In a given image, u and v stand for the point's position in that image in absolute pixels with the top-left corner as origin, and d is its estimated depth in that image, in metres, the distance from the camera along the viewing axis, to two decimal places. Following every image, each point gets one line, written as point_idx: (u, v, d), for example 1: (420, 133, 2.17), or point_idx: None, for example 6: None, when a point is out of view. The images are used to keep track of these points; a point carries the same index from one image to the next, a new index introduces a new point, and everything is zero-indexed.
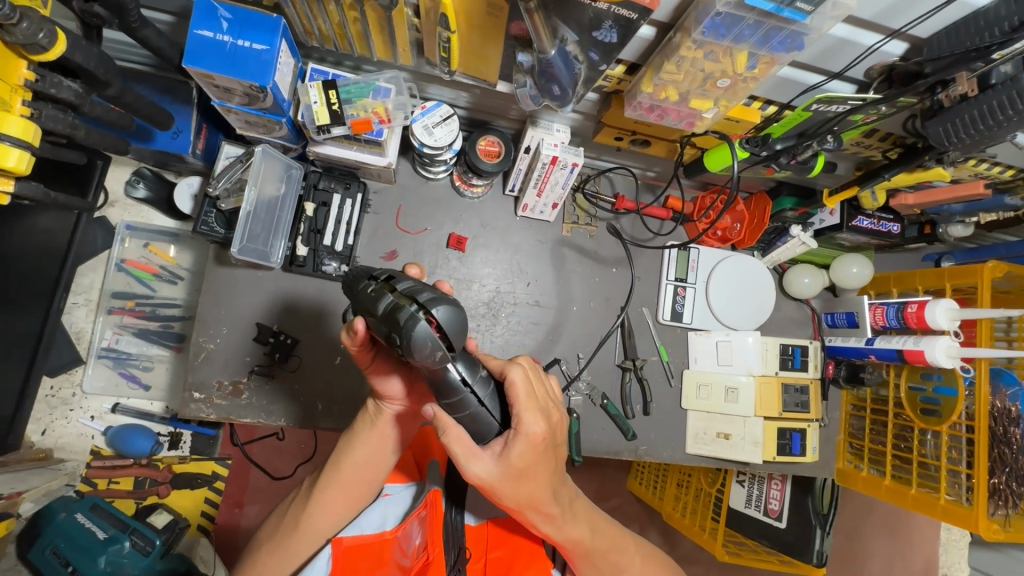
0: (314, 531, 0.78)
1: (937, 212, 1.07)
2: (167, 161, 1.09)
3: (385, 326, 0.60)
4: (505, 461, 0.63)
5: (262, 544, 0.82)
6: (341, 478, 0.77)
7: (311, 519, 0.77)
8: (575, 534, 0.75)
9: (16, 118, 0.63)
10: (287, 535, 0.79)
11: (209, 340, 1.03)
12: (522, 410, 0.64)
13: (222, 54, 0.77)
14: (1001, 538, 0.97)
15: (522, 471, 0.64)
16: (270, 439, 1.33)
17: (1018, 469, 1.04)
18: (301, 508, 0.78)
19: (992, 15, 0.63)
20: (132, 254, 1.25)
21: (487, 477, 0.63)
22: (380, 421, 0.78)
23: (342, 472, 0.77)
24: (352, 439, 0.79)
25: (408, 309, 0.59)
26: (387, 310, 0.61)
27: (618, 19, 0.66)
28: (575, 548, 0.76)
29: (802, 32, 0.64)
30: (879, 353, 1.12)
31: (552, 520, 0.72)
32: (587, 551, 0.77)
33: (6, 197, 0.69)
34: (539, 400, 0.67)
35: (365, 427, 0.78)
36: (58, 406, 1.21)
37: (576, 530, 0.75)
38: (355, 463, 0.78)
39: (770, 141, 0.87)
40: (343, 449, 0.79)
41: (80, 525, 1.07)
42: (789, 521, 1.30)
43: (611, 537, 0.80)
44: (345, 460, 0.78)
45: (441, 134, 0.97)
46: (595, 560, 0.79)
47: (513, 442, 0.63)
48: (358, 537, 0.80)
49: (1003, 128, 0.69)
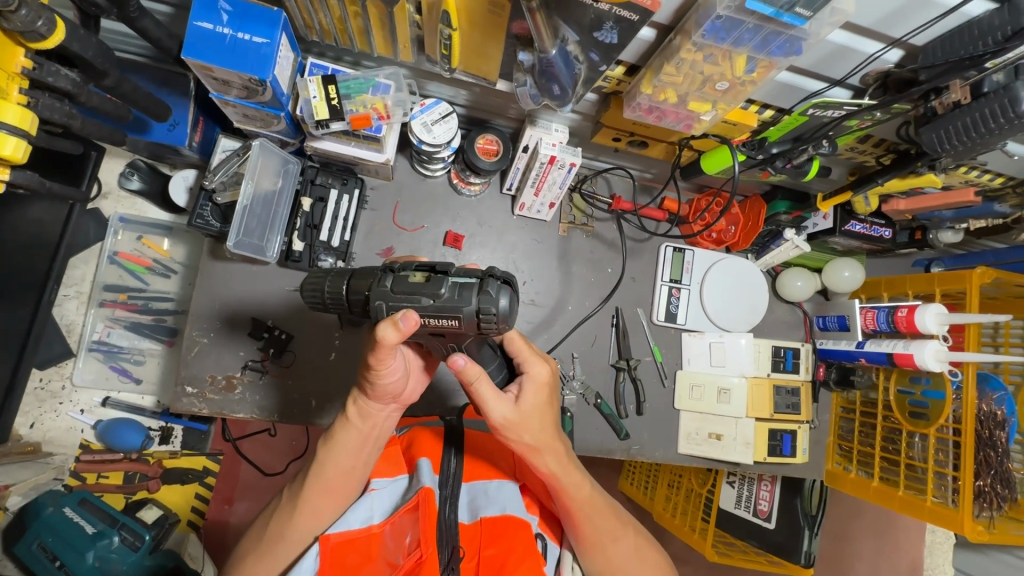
0: (294, 534, 0.75)
1: (928, 218, 1.08)
2: (163, 153, 1.08)
3: (470, 303, 0.60)
4: (519, 402, 0.69)
5: (247, 550, 0.79)
6: (323, 481, 0.74)
7: (289, 521, 0.75)
8: (576, 499, 0.73)
9: (13, 106, 0.62)
10: (269, 537, 0.76)
11: (202, 334, 1.02)
12: (527, 359, 0.71)
13: (221, 46, 0.76)
14: (986, 539, 0.98)
15: (536, 413, 0.70)
16: (263, 435, 1.35)
17: (1002, 472, 1.06)
18: (280, 510, 0.76)
19: (985, 25, 0.63)
20: (125, 246, 1.23)
21: (498, 417, 0.68)
22: (365, 424, 0.75)
23: (325, 475, 0.74)
24: (332, 442, 0.74)
25: (490, 282, 0.61)
26: (462, 289, 0.61)
27: (619, 20, 0.67)
28: (574, 496, 0.73)
29: (801, 37, 0.64)
30: (869, 356, 1.14)
31: (555, 475, 0.72)
32: (582, 509, 0.74)
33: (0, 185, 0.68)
34: (537, 351, 0.75)
35: (342, 425, 0.75)
36: (47, 399, 1.19)
37: (580, 493, 0.73)
38: (332, 463, 0.74)
39: (767, 144, 0.88)
40: (321, 449, 0.75)
41: (68, 519, 1.06)
42: (778, 522, 1.31)
43: (612, 511, 0.77)
44: (323, 458, 0.75)
45: (440, 132, 0.97)
46: (589, 531, 0.74)
47: (525, 386, 0.70)
48: (346, 532, 0.74)
49: (994, 135, 0.70)
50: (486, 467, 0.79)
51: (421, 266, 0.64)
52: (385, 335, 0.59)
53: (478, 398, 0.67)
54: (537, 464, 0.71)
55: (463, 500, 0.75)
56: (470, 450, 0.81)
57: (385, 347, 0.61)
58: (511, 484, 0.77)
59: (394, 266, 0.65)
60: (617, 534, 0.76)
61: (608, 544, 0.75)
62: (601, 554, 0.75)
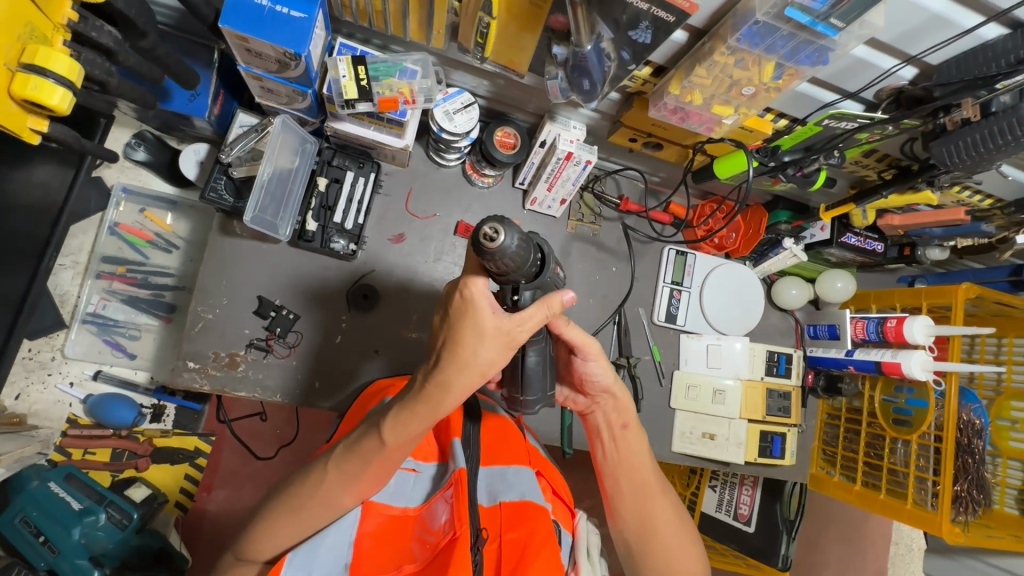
0: (330, 505, 0.71)
1: (919, 234, 1.13)
2: (175, 124, 1.07)
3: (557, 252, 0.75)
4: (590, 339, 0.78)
5: (275, 506, 0.73)
6: (389, 457, 0.70)
7: (331, 493, 0.71)
8: (633, 449, 0.83)
9: (62, 57, 0.66)
10: (302, 509, 0.71)
11: (207, 310, 1.01)
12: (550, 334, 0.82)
13: (258, 17, 0.76)
14: (962, 541, 1.02)
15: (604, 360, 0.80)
16: (252, 419, 1.30)
17: (977, 477, 1.12)
18: (322, 478, 0.71)
19: (998, 47, 0.68)
20: (127, 218, 1.21)
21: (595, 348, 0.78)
22: (440, 411, 0.68)
23: (388, 450, 0.69)
24: (406, 414, 0.68)
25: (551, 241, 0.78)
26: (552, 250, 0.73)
27: (656, 20, 0.69)
28: (631, 449, 0.83)
29: (830, 47, 0.68)
30: (857, 364, 1.18)
31: (628, 412, 0.83)
32: (630, 463, 0.82)
33: (36, 136, 0.72)
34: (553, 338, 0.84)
35: (424, 410, 0.67)
36: (35, 369, 1.16)
37: (641, 442, 0.84)
38: (400, 445, 0.69)
39: (779, 152, 0.93)
40: (390, 429, 0.69)
41: (53, 495, 1.05)
42: (758, 526, 1.35)
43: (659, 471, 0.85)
44: (391, 437, 0.69)
45: (460, 122, 0.98)
46: (643, 477, 0.81)
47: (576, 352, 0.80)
48: (388, 506, 0.75)
49: (1000, 152, 0.75)
50: (504, 452, 0.80)
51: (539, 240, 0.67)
52: (559, 309, 0.66)
53: (574, 336, 0.75)
54: (618, 397, 0.82)
55: (481, 484, 0.76)
56: (489, 437, 0.82)
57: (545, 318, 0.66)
58: (528, 471, 0.78)
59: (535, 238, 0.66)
60: (665, 491, 0.82)
61: (658, 495, 0.81)
62: (648, 502, 0.81)
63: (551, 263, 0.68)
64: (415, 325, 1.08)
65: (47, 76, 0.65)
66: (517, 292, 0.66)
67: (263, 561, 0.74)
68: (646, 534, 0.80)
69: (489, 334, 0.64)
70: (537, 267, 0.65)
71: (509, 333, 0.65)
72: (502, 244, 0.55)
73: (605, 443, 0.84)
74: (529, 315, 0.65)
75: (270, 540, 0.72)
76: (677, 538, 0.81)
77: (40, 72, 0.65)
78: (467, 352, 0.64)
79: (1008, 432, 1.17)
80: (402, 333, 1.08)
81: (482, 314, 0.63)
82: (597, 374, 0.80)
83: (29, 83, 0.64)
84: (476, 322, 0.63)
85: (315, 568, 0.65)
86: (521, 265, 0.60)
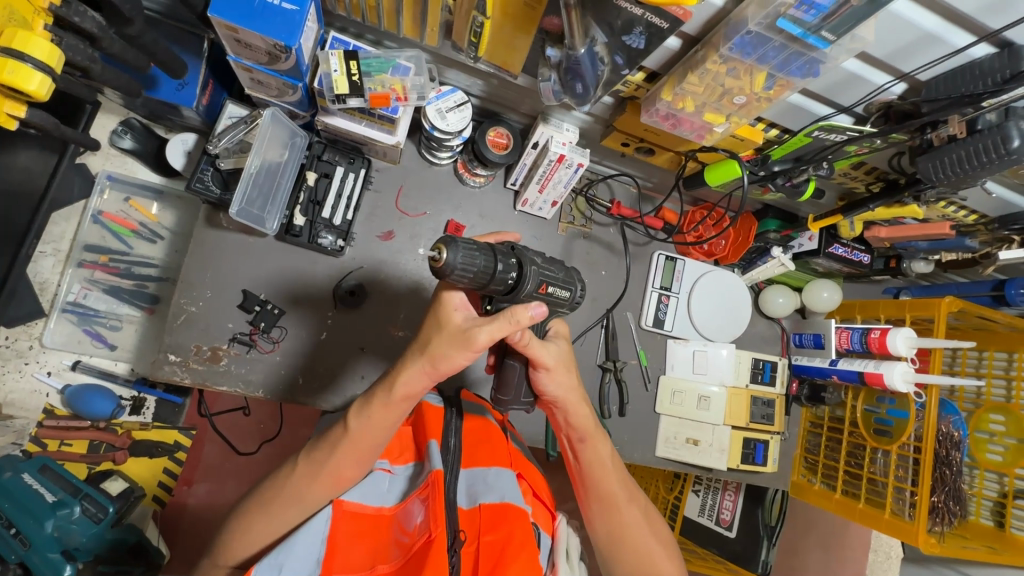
0: (304, 501, 0.72)
1: (905, 247, 1.14)
2: (162, 113, 1.05)
3: (557, 272, 0.74)
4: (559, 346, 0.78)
5: (249, 504, 0.73)
6: (353, 443, 0.71)
7: (302, 487, 0.71)
8: (596, 456, 0.82)
9: (41, 42, 0.65)
10: (275, 503, 0.71)
11: (190, 302, 0.99)
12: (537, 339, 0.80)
13: (248, 8, 0.75)
14: (937, 552, 1.03)
15: (563, 366, 0.78)
16: (235, 413, 1.30)
17: (954, 489, 1.13)
18: (293, 472, 0.72)
19: (986, 66, 0.68)
20: (111, 207, 1.19)
21: (549, 362, 0.75)
22: (395, 398, 0.69)
23: (352, 436, 0.71)
24: (368, 401, 0.71)
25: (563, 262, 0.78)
26: (547, 268, 0.73)
27: (649, 26, 0.69)
28: (593, 459, 0.82)
29: (820, 60, 0.68)
30: (841, 373, 1.19)
31: (583, 425, 0.81)
32: (589, 470, 0.82)
33: (14, 120, 0.71)
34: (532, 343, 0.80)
35: (381, 396, 0.70)
36: (12, 358, 1.14)
37: (604, 450, 0.83)
38: (365, 431, 0.71)
39: (769, 162, 0.93)
40: (354, 416, 0.71)
41: (26, 486, 1.03)
42: (739, 531, 1.38)
43: (626, 476, 0.84)
44: (355, 425, 0.71)
45: (453, 120, 0.97)
46: (609, 485, 0.81)
47: (539, 374, 0.77)
48: (362, 506, 0.74)
49: (985, 169, 0.76)
50: (483, 455, 0.80)
51: (517, 257, 0.70)
52: (525, 322, 0.63)
53: (532, 349, 0.73)
54: (569, 411, 0.81)
55: (461, 487, 0.76)
56: (470, 439, 0.82)
57: (512, 329, 0.63)
58: (509, 472, 0.77)
59: (510, 254, 0.69)
60: (631, 497, 0.82)
61: (623, 503, 0.81)
62: (614, 510, 0.81)
63: (533, 281, 0.69)
64: (402, 323, 1.08)
65: (24, 60, 0.65)
66: (494, 301, 0.71)
67: (236, 561, 0.73)
68: (614, 541, 0.81)
69: (448, 327, 0.65)
70: (510, 283, 0.69)
71: (467, 330, 0.64)
72: (442, 260, 0.61)
73: (569, 449, 0.84)
74: (492, 320, 0.63)
75: (243, 538, 0.72)
76: (647, 546, 0.81)
77: (18, 56, 0.64)
78: (424, 341, 0.68)
79: (985, 445, 1.19)
80: (389, 330, 1.07)
81: (446, 309, 0.66)
82: (551, 386, 0.78)
83: (6, 66, 0.64)
84: (436, 321, 0.67)
85: (287, 566, 0.64)
86: (474, 279, 0.65)
